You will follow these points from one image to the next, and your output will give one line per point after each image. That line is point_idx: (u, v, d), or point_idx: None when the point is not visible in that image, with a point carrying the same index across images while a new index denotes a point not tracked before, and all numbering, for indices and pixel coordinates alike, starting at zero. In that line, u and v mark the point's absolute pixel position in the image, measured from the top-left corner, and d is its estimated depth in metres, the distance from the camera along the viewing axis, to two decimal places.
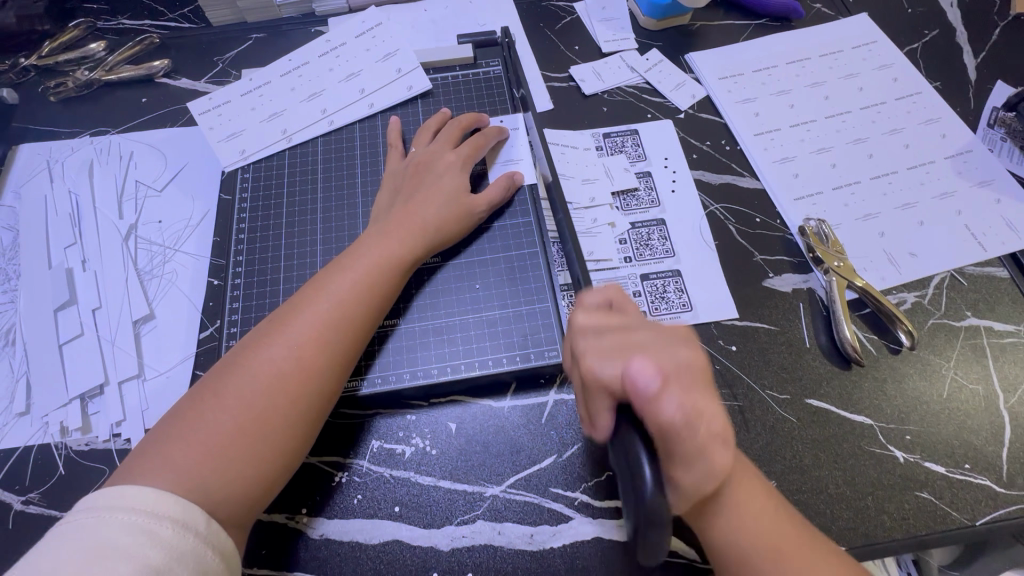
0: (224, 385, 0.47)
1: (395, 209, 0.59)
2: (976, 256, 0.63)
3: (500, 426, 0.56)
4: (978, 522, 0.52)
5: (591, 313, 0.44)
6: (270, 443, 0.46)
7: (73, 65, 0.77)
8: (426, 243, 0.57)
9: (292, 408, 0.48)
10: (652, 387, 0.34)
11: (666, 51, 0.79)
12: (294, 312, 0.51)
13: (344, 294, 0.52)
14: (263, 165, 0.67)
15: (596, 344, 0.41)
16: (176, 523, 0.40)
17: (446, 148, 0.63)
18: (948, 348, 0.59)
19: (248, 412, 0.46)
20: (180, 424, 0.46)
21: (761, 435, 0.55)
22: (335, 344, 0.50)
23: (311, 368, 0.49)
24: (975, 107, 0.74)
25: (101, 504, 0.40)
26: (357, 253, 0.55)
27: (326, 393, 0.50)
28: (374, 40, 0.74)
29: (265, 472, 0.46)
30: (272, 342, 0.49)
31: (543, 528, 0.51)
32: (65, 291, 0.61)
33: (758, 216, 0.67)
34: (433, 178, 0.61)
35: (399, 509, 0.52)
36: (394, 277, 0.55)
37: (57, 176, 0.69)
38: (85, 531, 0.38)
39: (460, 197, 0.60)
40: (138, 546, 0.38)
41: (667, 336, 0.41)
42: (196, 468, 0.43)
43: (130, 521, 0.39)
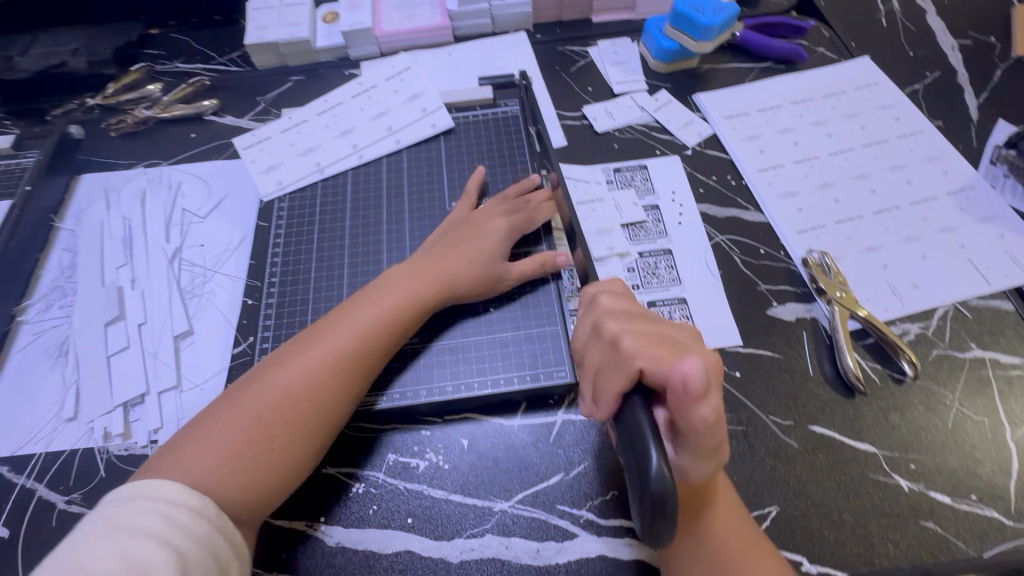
0: (244, 395, 0.52)
1: (433, 256, 0.63)
2: (978, 289, 0.65)
3: (510, 444, 0.58)
4: (985, 554, 0.52)
5: (619, 301, 0.50)
6: (277, 453, 0.50)
7: (132, 104, 0.85)
8: (452, 290, 0.61)
9: (301, 424, 0.51)
10: (704, 386, 0.37)
11: (674, 92, 0.84)
12: (317, 336, 0.56)
13: (364, 321, 0.56)
14: (297, 194, 0.73)
15: (630, 332, 0.45)
16: (192, 510, 0.44)
17: (495, 211, 0.66)
18: (952, 379, 0.60)
19: (261, 423, 0.50)
20: (200, 429, 0.50)
21: (764, 460, 0.56)
22: (349, 368, 0.54)
23: (325, 390, 0.53)
24: (976, 145, 0.76)
25: (131, 494, 0.44)
26: (383, 287, 0.60)
27: (336, 412, 0.53)
28: (402, 83, 0.81)
29: (269, 482, 0.49)
30: (292, 363, 0.53)
31: (549, 544, 0.53)
32: (114, 307, 0.67)
33: (762, 247, 0.70)
34: (478, 237, 0.64)
35: (411, 520, 0.55)
36: (415, 313, 0.59)
37: (113, 204, 0.76)
38: (116, 514, 0.42)
39: (494, 255, 0.63)
40: (161, 530, 0.42)
41: (688, 334, 0.48)
42: (210, 471, 0.47)
43: (154, 508, 0.43)
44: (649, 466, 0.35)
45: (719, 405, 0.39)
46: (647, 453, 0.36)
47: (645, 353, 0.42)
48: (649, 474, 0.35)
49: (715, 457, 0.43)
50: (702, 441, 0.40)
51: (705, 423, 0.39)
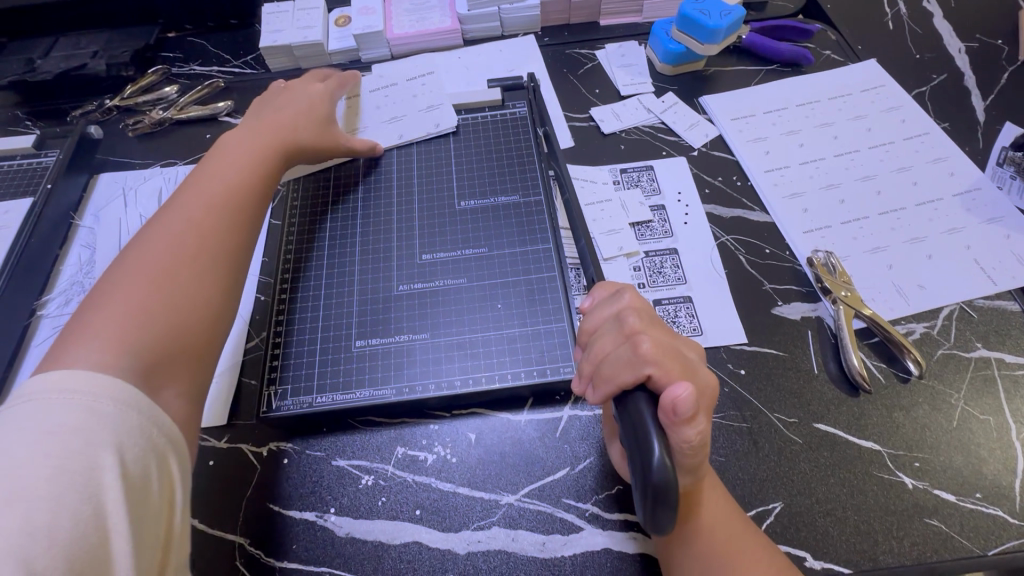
0: (138, 264, 0.50)
1: (260, 121, 0.69)
2: (984, 289, 0.65)
3: (517, 439, 0.59)
4: (989, 552, 0.52)
5: (647, 307, 0.49)
6: (182, 286, 0.50)
7: (149, 105, 0.87)
8: (292, 140, 0.68)
9: (198, 250, 0.53)
10: (690, 413, 0.38)
11: (681, 94, 0.85)
12: (188, 197, 0.58)
13: (207, 180, 0.60)
14: (309, 189, 0.74)
15: (653, 336, 0.45)
16: (112, 397, 0.40)
17: (309, 80, 0.76)
18: (958, 378, 0.60)
19: (163, 279, 0.50)
20: (99, 295, 0.48)
21: (768, 456, 0.57)
22: (238, 200, 0.59)
23: (214, 218, 0.56)
24: (983, 147, 0.77)
25: (39, 388, 0.39)
26: (224, 154, 0.64)
27: (235, 225, 0.57)
28: (420, 87, 0.82)
29: (184, 322, 0.49)
30: (171, 218, 0.55)
31: (555, 537, 0.54)
32: None
33: (767, 247, 0.70)
34: (297, 99, 0.73)
35: (419, 512, 0.56)
36: (268, 156, 0.65)
37: (131, 202, 0.78)
38: (28, 412, 0.38)
39: (320, 112, 0.73)
40: (84, 424, 0.38)
41: (700, 356, 0.49)
42: (118, 328, 0.45)
43: (71, 404, 0.38)
44: (652, 458, 0.36)
45: (702, 432, 0.40)
46: (649, 445, 0.37)
47: (659, 361, 0.43)
48: (651, 468, 0.36)
49: (694, 472, 0.44)
50: (681, 460, 0.41)
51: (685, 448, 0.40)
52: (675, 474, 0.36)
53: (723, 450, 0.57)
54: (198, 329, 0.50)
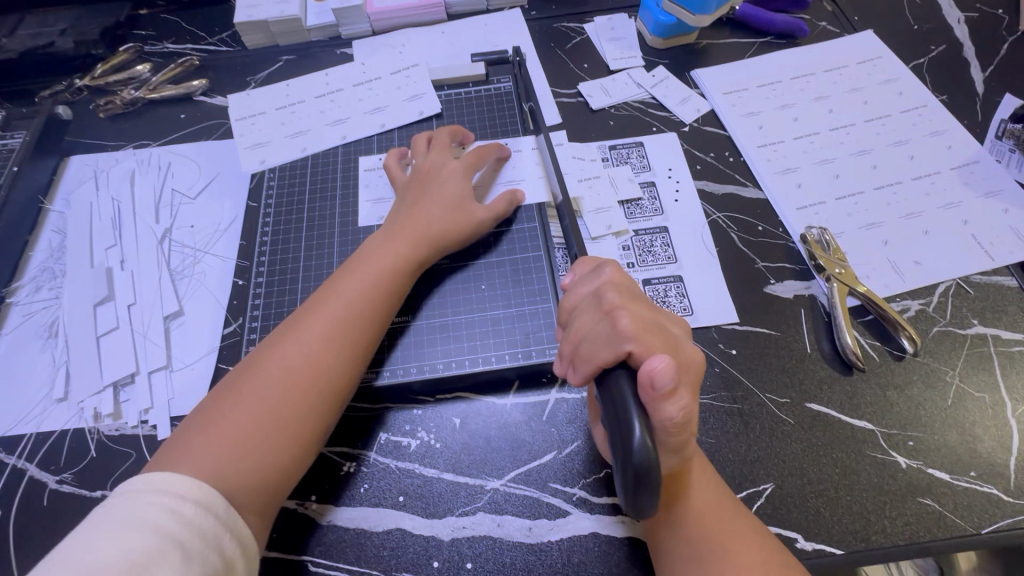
0: (240, 390, 0.51)
1: (400, 213, 0.62)
2: (981, 265, 0.63)
3: (502, 422, 0.57)
4: (983, 531, 0.51)
5: (629, 285, 0.47)
6: (286, 433, 0.50)
7: (121, 85, 0.84)
8: (434, 234, 0.60)
9: (305, 398, 0.51)
10: (669, 386, 0.37)
11: (672, 68, 0.82)
12: (307, 316, 0.55)
13: (351, 296, 0.56)
14: (288, 169, 0.72)
15: (634, 312, 0.44)
16: (198, 505, 0.43)
17: (446, 157, 0.66)
18: (953, 356, 0.59)
19: (275, 413, 0.50)
20: (202, 418, 0.49)
21: (759, 437, 0.55)
22: (361, 336, 0.55)
23: (338, 357, 0.53)
24: (981, 120, 0.74)
25: (132, 488, 0.43)
26: (363, 258, 0.59)
27: (341, 381, 0.53)
28: (407, 80, 0.77)
29: (281, 468, 0.49)
30: (291, 344, 0.53)
31: (542, 521, 0.53)
32: (103, 287, 0.66)
33: (760, 224, 0.68)
34: (437, 185, 0.64)
35: (403, 498, 0.54)
36: (401, 277, 0.58)
37: (103, 185, 0.75)
38: (120, 508, 0.41)
39: (465, 194, 0.64)
40: (168, 525, 0.40)
41: (687, 332, 0.47)
42: (212, 458, 0.47)
43: (159, 502, 0.42)
44: (633, 437, 0.34)
45: (688, 407, 0.38)
46: (630, 424, 0.35)
47: (642, 338, 0.41)
48: (632, 447, 0.34)
49: (681, 454, 0.42)
50: (665, 439, 0.39)
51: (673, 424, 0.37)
52: (657, 453, 0.34)
53: (714, 432, 0.56)
54: (287, 477, 0.50)
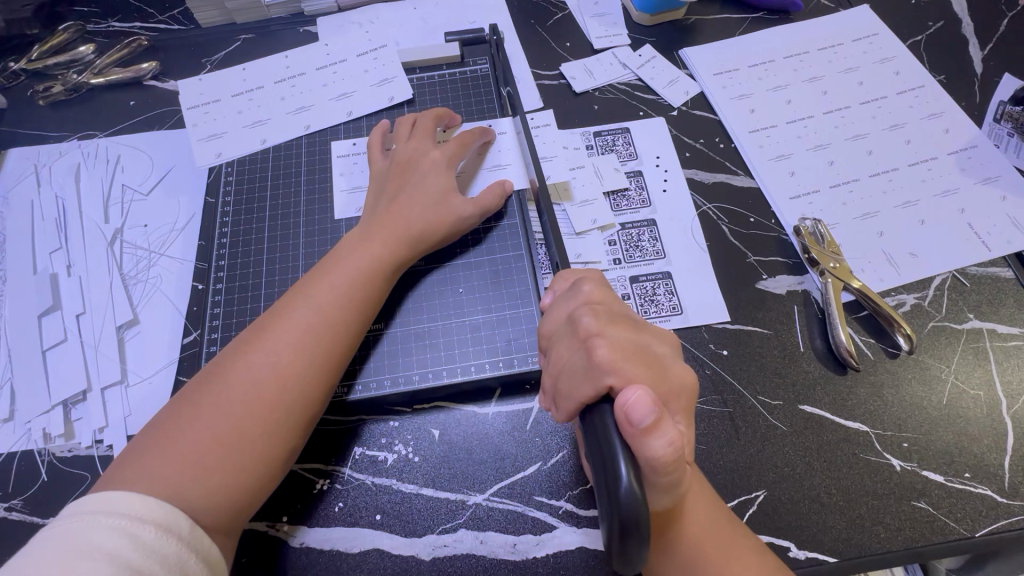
0: (204, 397, 0.47)
1: (378, 210, 0.58)
2: (978, 256, 0.61)
3: (483, 433, 0.55)
4: (977, 533, 0.50)
5: (607, 305, 0.45)
6: (253, 448, 0.46)
7: (62, 69, 0.77)
8: (414, 233, 0.56)
9: (273, 410, 0.47)
10: (648, 421, 0.34)
11: (659, 47, 0.77)
12: (276, 321, 0.50)
13: (323, 298, 0.51)
14: (247, 162, 0.66)
15: (611, 338, 0.41)
16: (158, 526, 0.40)
17: (427, 145, 0.61)
18: (948, 352, 0.57)
19: (242, 424, 0.46)
20: (161, 431, 0.45)
21: (751, 442, 0.53)
22: (334, 343, 0.50)
23: (308, 365, 0.49)
24: (980, 102, 0.71)
25: (83, 509, 0.39)
26: (337, 258, 0.55)
27: (314, 391, 0.49)
28: (374, 62, 0.72)
29: (248, 484, 0.45)
30: (258, 352, 0.49)
31: (526, 537, 0.50)
32: (49, 296, 0.61)
33: (752, 215, 0.65)
34: (418, 177, 0.59)
35: (380, 517, 0.51)
36: (377, 279, 0.54)
37: (45, 181, 0.69)
38: (69, 531, 0.38)
39: (448, 187, 0.59)
40: (122, 550, 0.37)
41: (671, 350, 0.44)
42: (173, 474, 0.43)
43: (114, 525, 0.38)
44: (619, 482, 0.31)
45: (674, 441, 0.35)
46: (615, 467, 0.32)
47: (620, 368, 0.39)
48: (619, 493, 0.31)
49: (675, 490, 0.39)
50: (655, 478, 0.36)
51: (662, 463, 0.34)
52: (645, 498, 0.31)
53: (704, 438, 0.53)
54: (254, 494, 0.46)
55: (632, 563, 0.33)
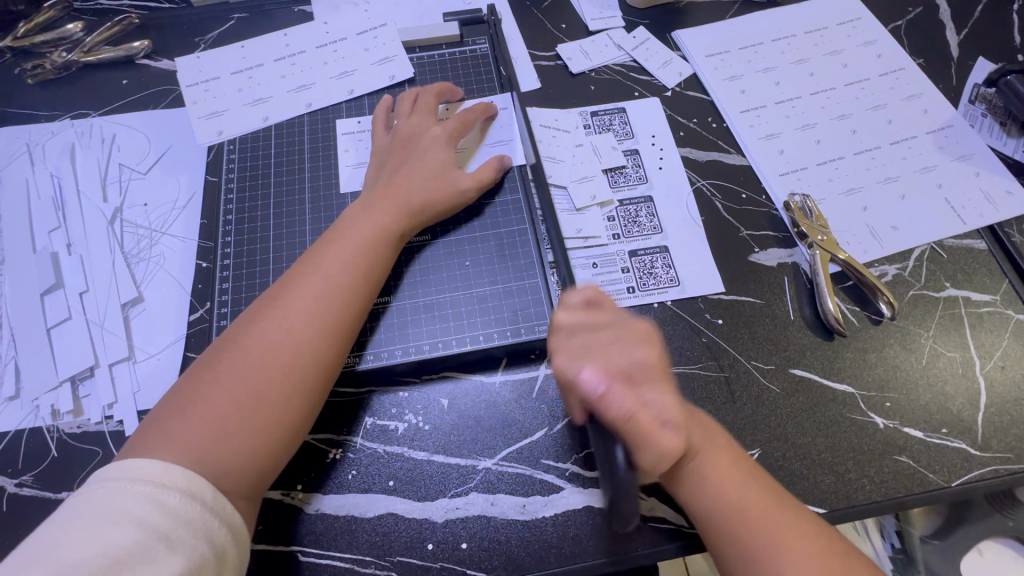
0: (219, 366, 0.47)
1: (381, 182, 0.59)
2: (954, 229, 0.65)
3: (491, 401, 0.56)
4: (953, 483, 0.54)
5: (573, 311, 0.49)
6: (270, 412, 0.46)
7: (51, 47, 0.75)
8: (416, 202, 0.57)
9: (288, 375, 0.48)
10: (598, 391, 0.44)
11: (653, 29, 0.79)
12: (288, 290, 0.51)
13: (333, 268, 0.52)
14: (249, 140, 0.66)
15: (563, 343, 0.47)
16: (184, 493, 0.41)
17: (429, 122, 0.63)
18: (927, 318, 0.61)
19: (257, 389, 0.47)
20: (179, 400, 0.46)
21: (745, 405, 0.56)
22: (345, 309, 0.51)
23: (321, 331, 0.50)
24: (956, 83, 0.75)
25: (108, 476, 0.40)
26: (343, 229, 0.55)
27: (326, 356, 0.50)
28: (374, 41, 0.72)
29: (267, 448, 0.46)
30: (271, 319, 0.49)
31: (535, 498, 0.52)
32: (50, 275, 0.61)
33: (744, 191, 0.68)
34: (418, 151, 0.60)
35: (393, 483, 0.53)
36: (384, 248, 0.55)
37: (38, 160, 0.68)
38: (98, 496, 0.39)
39: (445, 159, 0.60)
40: (150, 518, 0.38)
41: (631, 339, 0.48)
42: (193, 438, 0.44)
43: (142, 491, 0.39)
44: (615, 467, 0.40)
45: (626, 401, 0.43)
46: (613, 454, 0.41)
47: (571, 373, 0.45)
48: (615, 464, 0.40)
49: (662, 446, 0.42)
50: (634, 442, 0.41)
51: (619, 424, 0.42)
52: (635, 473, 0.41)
53: (702, 402, 0.56)
54: (276, 458, 0.47)
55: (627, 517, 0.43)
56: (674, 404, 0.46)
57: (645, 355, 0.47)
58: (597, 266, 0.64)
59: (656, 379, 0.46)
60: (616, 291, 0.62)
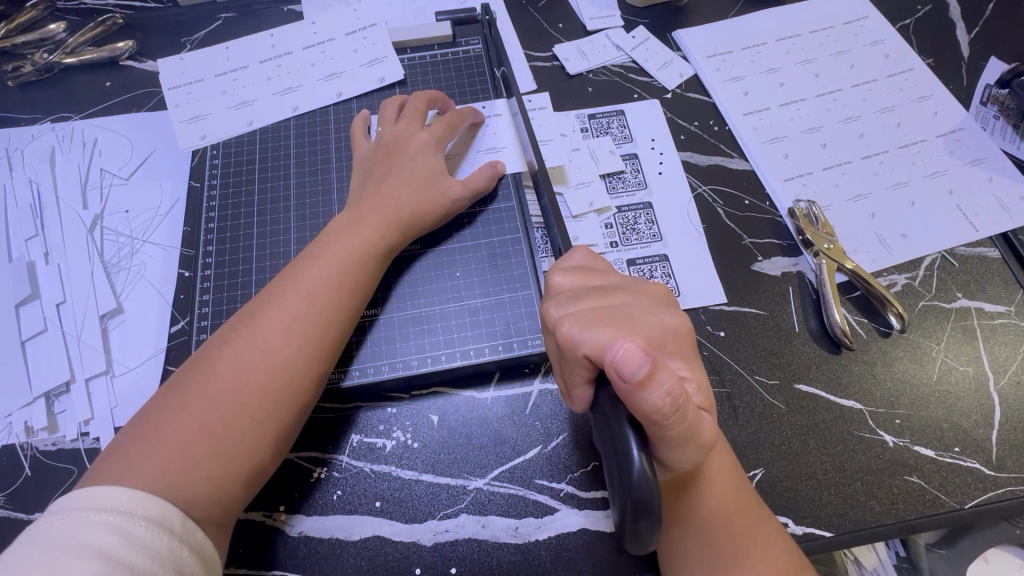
0: (192, 386, 0.45)
1: (367, 194, 0.56)
2: (967, 237, 0.62)
3: (482, 418, 0.54)
4: (966, 505, 0.51)
5: (571, 274, 0.45)
6: (244, 437, 0.44)
7: (32, 48, 0.73)
8: (404, 215, 0.55)
9: (264, 400, 0.45)
10: (642, 373, 0.34)
11: (653, 29, 0.76)
12: (266, 307, 0.49)
13: (315, 284, 0.50)
14: (233, 144, 0.64)
15: (575, 312, 0.41)
16: (150, 522, 0.39)
17: (415, 127, 0.60)
18: (938, 330, 0.58)
19: (230, 412, 0.44)
20: (147, 422, 0.44)
21: (748, 422, 0.54)
22: (326, 329, 0.49)
23: (300, 352, 0.47)
24: (967, 84, 0.72)
25: (69, 506, 0.38)
26: (327, 241, 0.53)
27: (307, 378, 0.47)
28: (364, 41, 0.69)
29: (240, 474, 0.44)
30: (247, 339, 0.47)
31: (528, 520, 0.50)
32: (26, 285, 0.58)
33: (747, 198, 0.65)
34: (405, 160, 0.58)
35: (380, 504, 0.51)
36: (370, 265, 0.53)
37: (17, 165, 0.65)
38: (57, 528, 0.37)
39: (434, 169, 0.58)
40: (113, 549, 0.36)
41: (648, 301, 0.43)
42: (160, 463, 0.42)
43: (105, 521, 0.37)
44: (631, 466, 0.32)
45: (672, 389, 0.35)
46: (627, 452, 0.33)
47: (590, 337, 0.38)
48: (631, 475, 0.32)
49: (693, 441, 0.37)
50: (669, 429, 0.35)
51: (663, 413, 0.34)
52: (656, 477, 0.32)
53: None
54: (248, 484, 0.45)
55: (643, 542, 0.34)
56: (700, 374, 0.41)
57: (673, 318, 0.42)
58: None
59: (681, 351, 0.41)
60: None
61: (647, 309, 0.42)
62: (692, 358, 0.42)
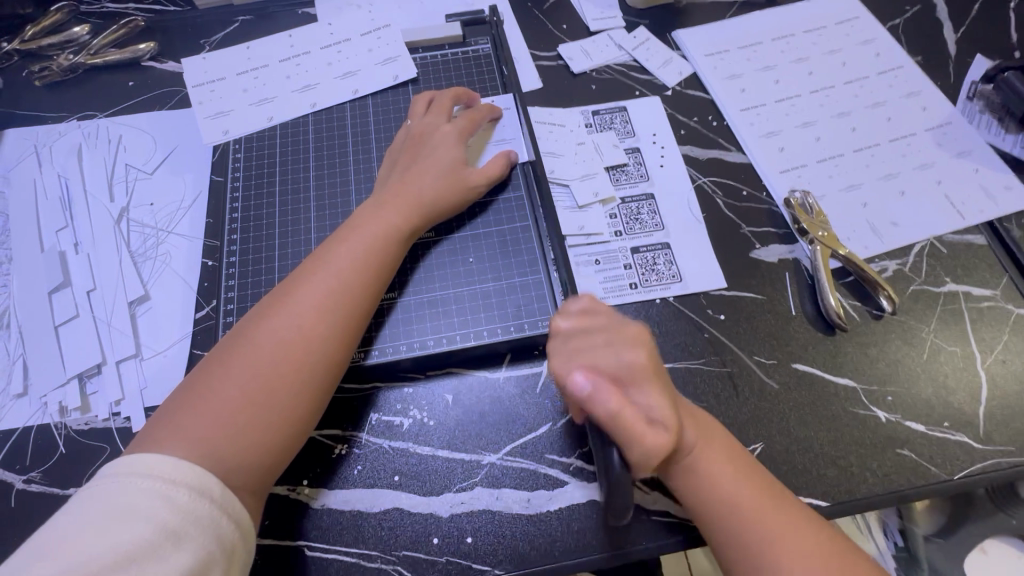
0: (230, 360, 0.48)
1: (391, 182, 0.59)
2: (954, 224, 0.65)
3: (495, 396, 0.57)
4: (955, 476, 0.54)
5: (568, 316, 0.47)
6: (280, 407, 0.47)
7: (57, 49, 0.76)
8: (429, 201, 0.58)
9: (298, 372, 0.48)
10: (586, 392, 0.41)
11: (653, 29, 0.80)
12: (297, 287, 0.51)
13: (342, 266, 0.52)
14: (254, 138, 0.67)
15: (559, 345, 0.47)
16: (194, 489, 0.41)
17: (441, 119, 0.63)
18: (928, 312, 0.61)
19: (266, 385, 0.47)
20: (189, 394, 0.46)
21: (748, 399, 0.57)
22: (353, 307, 0.51)
23: (330, 330, 0.50)
24: (955, 80, 0.75)
25: (119, 471, 0.40)
26: (353, 227, 0.56)
27: (337, 353, 0.50)
28: (377, 42, 0.73)
29: (275, 443, 0.47)
30: (280, 317, 0.50)
31: (540, 492, 0.53)
32: (58, 273, 0.61)
33: (744, 188, 0.68)
34: (429, 149, 0.61)
35: (398, 478, 0.53)
36: (394, 248, 0.55)
37: (46, 160, 0.68)
38: (109, 492, 0.39)
39: (456, 158, 0.61)
40: (160, 514, 0.38)
41: (624, 337, 0.46)
42: (204, 432, 0.44)
43: (151, 487, 0.40)
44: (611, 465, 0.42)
45: (613, 404, 0.40)
46: (609, 453, 0.42)
47: (563, 364, 0.45)
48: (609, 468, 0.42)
49: (637, 445, 0.40)
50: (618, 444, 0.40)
51: (606, 422, 0.40)
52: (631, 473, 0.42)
53: (703, 397, 0.57)
54: (285, 453, 0.47)
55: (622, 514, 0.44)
56: (668, 403, 0.43)
57: (636, 356, 0.44)
58: (599, 262, 0.64)
59: (646, 380, 0.43)
60: (618, 288, 0.63)
61: (615, 347, 0.45)
62: (660, 386, 0.43)
